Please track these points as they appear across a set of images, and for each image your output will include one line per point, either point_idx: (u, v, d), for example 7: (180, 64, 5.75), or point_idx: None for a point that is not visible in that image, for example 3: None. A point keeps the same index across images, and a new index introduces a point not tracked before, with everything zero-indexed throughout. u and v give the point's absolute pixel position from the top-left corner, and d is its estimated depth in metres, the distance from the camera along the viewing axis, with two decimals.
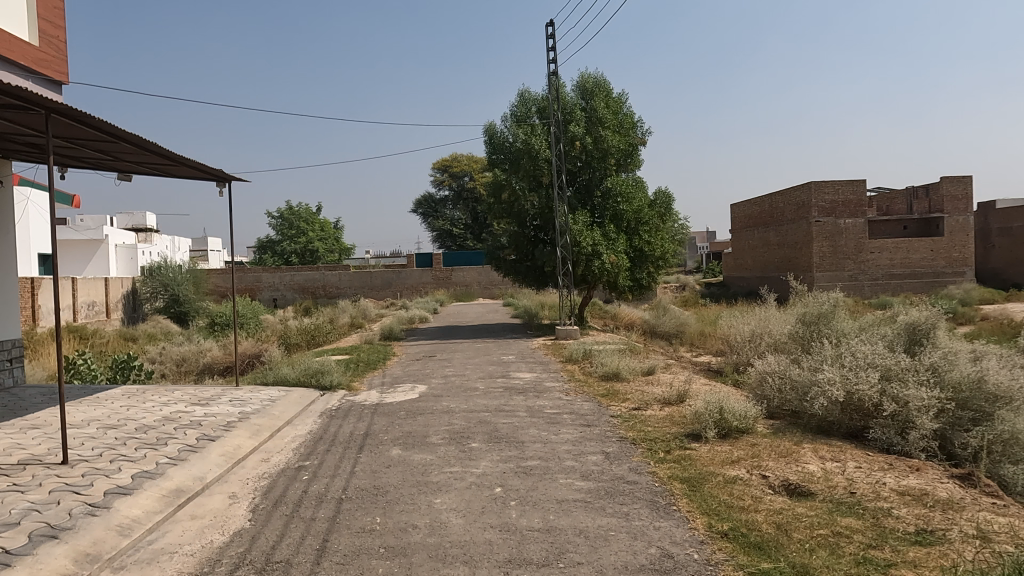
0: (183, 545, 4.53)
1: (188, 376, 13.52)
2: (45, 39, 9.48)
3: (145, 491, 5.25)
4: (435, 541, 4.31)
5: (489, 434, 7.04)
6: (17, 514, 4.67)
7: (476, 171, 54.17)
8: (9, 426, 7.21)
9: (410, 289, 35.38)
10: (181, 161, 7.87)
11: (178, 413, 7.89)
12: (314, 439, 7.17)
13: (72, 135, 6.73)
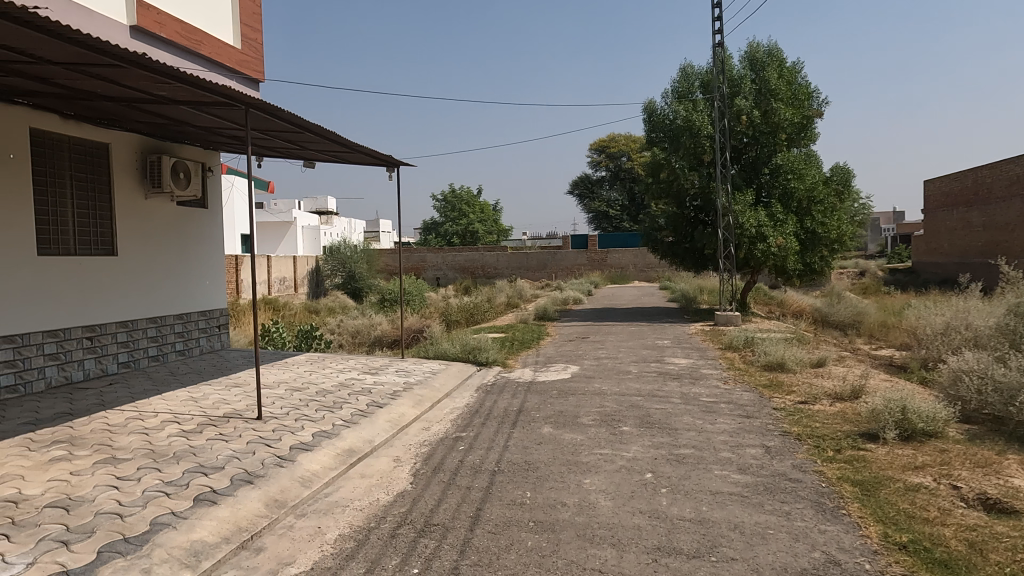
0: (353, 500, 4.97)
1: (362, 347, 14.70)
2: (246, 43, 10.66)
3: (322, 448, 5.82)
4: (582, 521, 4.33)
5: (640, 419, 6.93)
6: (222, 459, 5.41)
7: (633, 151, 53.19)
8: (217, 383, 8.34)
9: (565, 271, 35.59)
10: (355, 148, 8.50)
11: (351, 380, 8.64)
12: (470, 413, 7.50)
13: (267, 127, 7.53)
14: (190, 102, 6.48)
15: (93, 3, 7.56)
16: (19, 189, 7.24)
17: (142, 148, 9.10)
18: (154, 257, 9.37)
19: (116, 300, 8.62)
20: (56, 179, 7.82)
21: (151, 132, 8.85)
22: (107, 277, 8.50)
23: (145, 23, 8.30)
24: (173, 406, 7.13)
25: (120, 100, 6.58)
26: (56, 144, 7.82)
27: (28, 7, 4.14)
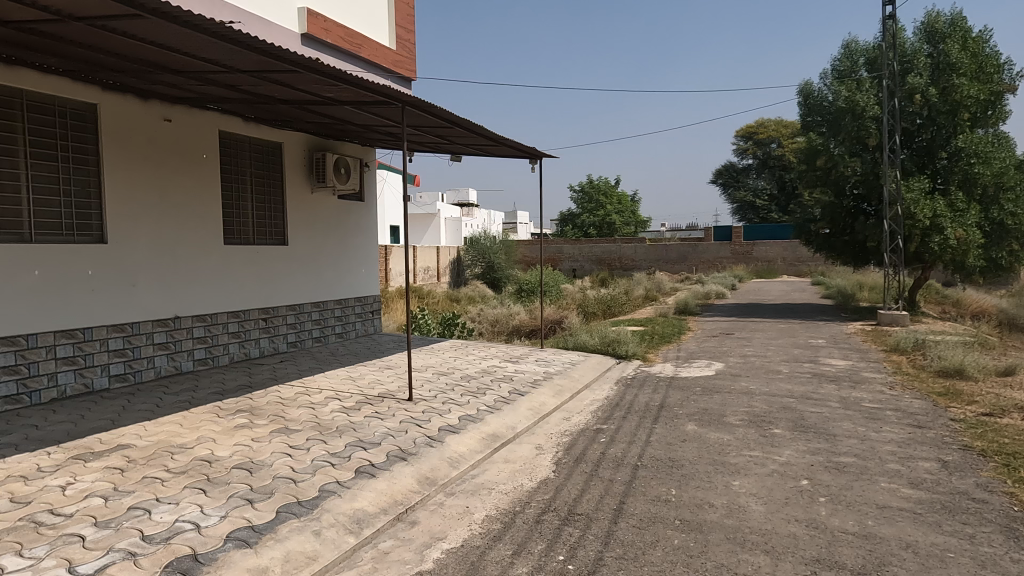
0: (499, 483, 5.13)
1: (501, 335, 15.08)
2: (400, 43, 11.23)
3: (469, 432, 6.06)
4: (732, 524, 4.17)
5: (793, 422, 6.52)
6: (379, 436, 5.80)
7: (784, 137, 49.96)
8: (371, 364, 8.94)
9: (707, 264, 34.19)
10: (501, 141, 8.70)
11: (493, 368, 8.90)
12: (611, 405, 7.46)
13: (420, 123, 7.91)
14: (352, 101, 6.96)
15: (271, 15, 8.33)
16: (210, 185, 8.18)
17: (310, 146, 9.91)
18: (318, 247, 10.19)
19: (286, 285, 9.50)
20: (238, 176, 8.74)
21: (317, 131, 9.62)
22: (280, 263, 9.38)
23: (314, 30, 9.01)
24: (335, 383, 7.75)
25: (293, 102, 7.21)
26: (239, 145, 8.75)
27: (222, 21, 4.64)
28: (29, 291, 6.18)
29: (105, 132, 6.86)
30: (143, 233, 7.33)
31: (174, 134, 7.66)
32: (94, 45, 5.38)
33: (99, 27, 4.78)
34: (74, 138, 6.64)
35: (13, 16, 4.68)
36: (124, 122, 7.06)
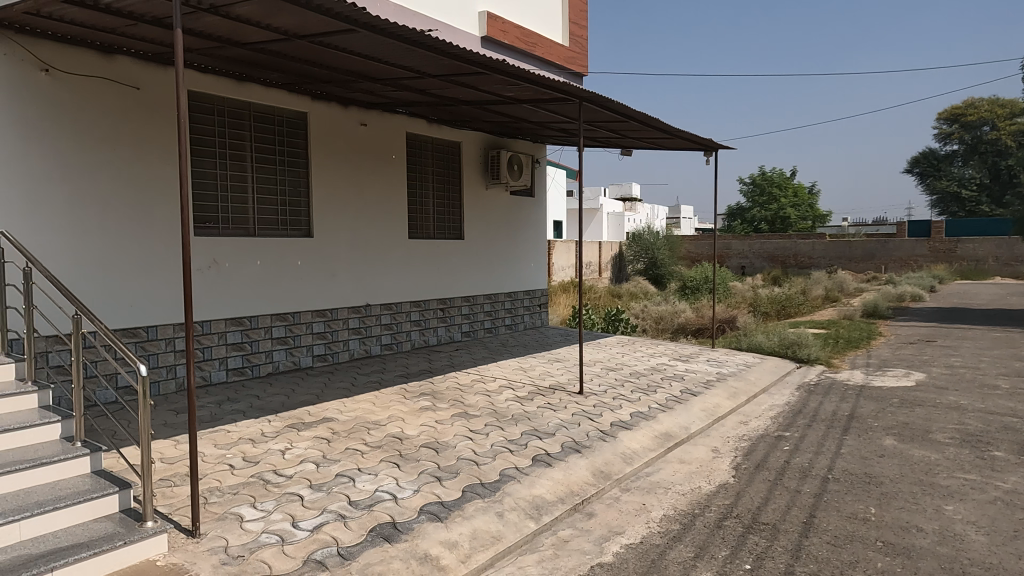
0: (675, 483, 5.03)
1: (666, 333, 14.71)
2: (573, 40, 11.32)
3: (642, 429, 6.00)
4: (947, 553, 3.74)
5: (1019, 445, 5.70)
6: (553, 426, 5.93)
7: (999, 118, 43.59)
8: (541, 356, 9.16)
9: (898, 263, 30.81)
10: (676, 133, 8.48)
11: (663, 366, 8.73)
12: (792, 412, 7.00)
13: (594, 118, 7.93)
14: (531, 100, 7.15)
15: (454, 21, 8.80)
16: (397, 183, 8.82)
17: (485, 145, 10.33)
18: (491, 241, 10.59)
19: (462, 277, 9.99)
20: (422, 175, 9.34)
21: (493, 130, 10.01)
22: (456, 256, 9.88)
23: (493, 33, 9.37)
24: (507, 373, 8.04)
25: (475, 103, 7.55)
26: (422, 145, 9.35)
27: (421, 29, 4.98)
28: (252, 278, 7.08)
29: (313, 137, 7.66)
30: (342, 228, 8.08)
31: (368, 137, 8.35)
32: (310, 59, 6.01)
33: (317, 43, 5.36)
34: (288, 143, 7.49)
35: (251, 38, 5.39)
36: (328, 128, 7.83)
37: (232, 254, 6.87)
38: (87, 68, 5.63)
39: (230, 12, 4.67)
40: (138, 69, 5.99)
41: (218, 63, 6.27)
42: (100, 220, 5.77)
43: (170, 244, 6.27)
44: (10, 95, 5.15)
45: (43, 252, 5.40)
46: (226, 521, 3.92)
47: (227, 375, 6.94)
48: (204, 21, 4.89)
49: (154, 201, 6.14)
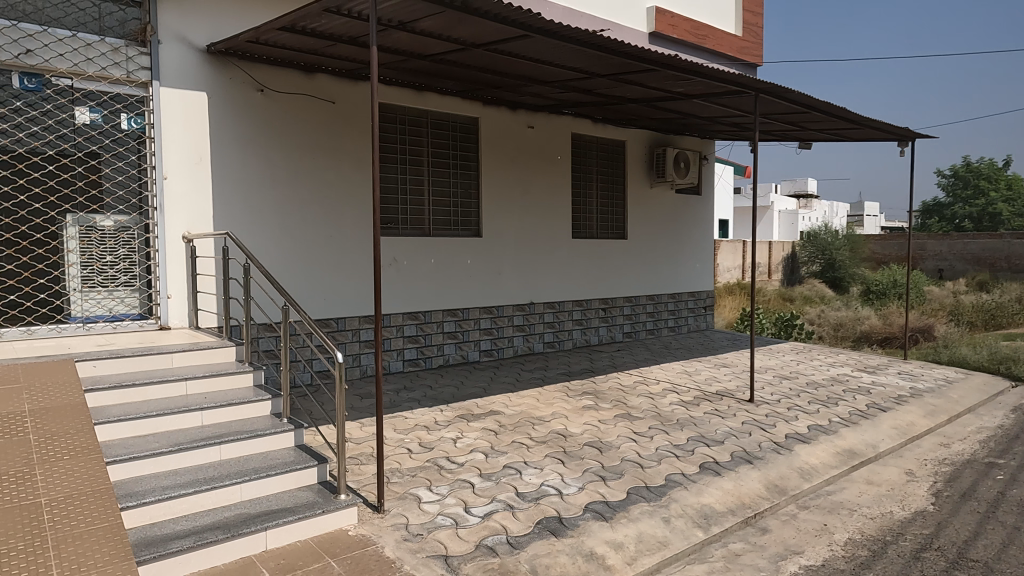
0: (861, 506, 4.61)
1: (846, 341, 13.49)
2: (748, 29, 10.73)
3: (822, 444, 5.56)
4: None
5: None
6: (721, 434, 5.68)
7: None
8: (706, 361, 8.82)
9: None
10: (866, 123, 7.74)
11: (845, 377, 8.02)
12: (1007, 437, 6.11)
13: (771, 111, 7.47)
14: (702, 94, 6.91)
15: (622, 19, 8.73)
16: (562, 183, 8.94)
17: (650, 142, 10.14)
18: (655, 241, 10.37)
19: (624, 277, 9.89)
20: (586, 174, 9.38)
21: (659, 127, 9.80)
22: (619, 256, 9.80)
23: (661, 28, 9.16)
24: (671, 376, 7.84)
25: (642, 101, 7.44)
26: (587, 145, 9.39)
27: (593, 30, 5.01)
28: (427, 275, 7.55)
29: (483, 141, 8.00)
30: (509, 228, 8.35)
31: (535, 138, 8.55)
32: (484, 66, 6.29)
33: (493, 50, 5.60)
34: (461, 148, 7.88)
35: (432, 51, 5.75)
36: (498, 132, 8.14)
37: (409, 253, 7.37)
38: (293, 87, 6.34)
39: (416, 27, 5.02)
40: (334, 85, 6.63)
41: (401, 76, 6.77)
42: (301, 221, 6.46)
43: (358, 243, 6.87)
44: (236, 114, 5.98)
45: (257, 250, 6.17)
46: (406, 501, 4.23)
47: (403, 365, 7.48)
48: (392, 38, 5.31)
49: (345, 204, 6.75)
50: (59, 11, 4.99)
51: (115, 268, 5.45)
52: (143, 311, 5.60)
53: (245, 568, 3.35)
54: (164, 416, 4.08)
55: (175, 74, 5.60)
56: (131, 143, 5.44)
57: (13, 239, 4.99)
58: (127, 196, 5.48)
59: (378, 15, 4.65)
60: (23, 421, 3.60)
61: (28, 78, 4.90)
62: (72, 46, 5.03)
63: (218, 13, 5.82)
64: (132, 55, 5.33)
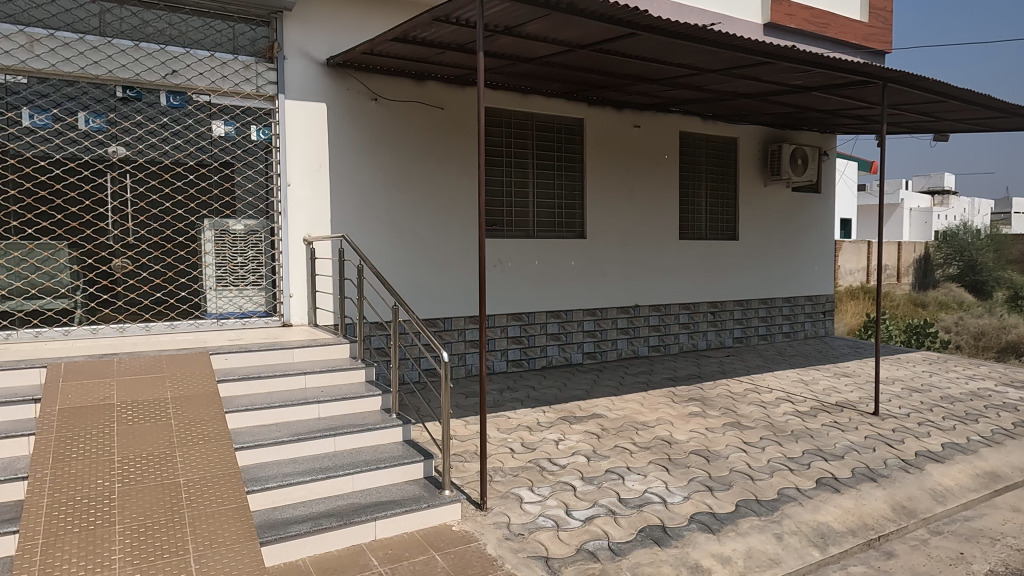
0: (1006, 535, 4.16)
1: (988, 352, 12.23)
2: (875, 14, 9.99)
3: (958, 464, 5.07)
4: None
5: None
6: (841, 449, 5.32)
7: None
8: (825, 369, 8.29)
9: None
10: (1015, 111, 6.99)
11: (987, 391, 7.27)
12: None
13: (901, 101, 6.92)
14: (822, 86, 6.51)
15: (734, 11, 8.39)
16: (670, 182, 8.71)
17: (764, 138, 9.68)
18: (769, 242, 9.88)
19: (735, 280, 9.50)
20: (695, 173, 9.10)
21: (775, 123, 9.33)
22: (730, 257, 9.42)
23: (778, 18, 8.72)
24: (785, 385, 7.43)
25: (756, 95, 7.11)
26: (696, 143, 9.10)
27: (704, 25, 4.85)
28: (531, 276, 7.60)
29: (589, 142, 7.95)
30: (614, 229, 8.24)
31: (641, 138, 8.40)
32: (590, 66, 6.25)
33: (598, 50, 5.56)
34: (566, 149, 7.87)
35: (538, 54, 5.79)
36: (603, 132, 8.06)
37: (514, 254, 7.45)
38: (405, 95, 6.59)
39: (522, 32, 5.08)
40: (443, 91, 6.83)
41: (508, 80, 6.86)
42: (411, 224, 6.69)
43: (464, 245, 7.03)
44: (353, 122, 6.30)
45: (370, 252, 6.46)
46: (508, 500, 4.28)
47: (507, 365, 7.58)
48: (499, 43, 5.39)
49: (453, 207, 6.93)
50: (200, 34, 5.52)
51: (245, 269, 5.91)
52: (268, 309, 6.02)
53: (355, 555, 3.52)
54: (285, 408, 4.36)
55: (299, 87, 5.97)
56: (259, 153, 5.90)
57: (160, 241, 5.55)
58: (256, 202, 5.93)
59: (485, 22, 4.75)
60: (167, 406, 3.97)
61: (173, 95, 5.45)
62: (211, 65, 5.53)
63: (338, 27, 6.14)
64: (261, 71, 5.77)
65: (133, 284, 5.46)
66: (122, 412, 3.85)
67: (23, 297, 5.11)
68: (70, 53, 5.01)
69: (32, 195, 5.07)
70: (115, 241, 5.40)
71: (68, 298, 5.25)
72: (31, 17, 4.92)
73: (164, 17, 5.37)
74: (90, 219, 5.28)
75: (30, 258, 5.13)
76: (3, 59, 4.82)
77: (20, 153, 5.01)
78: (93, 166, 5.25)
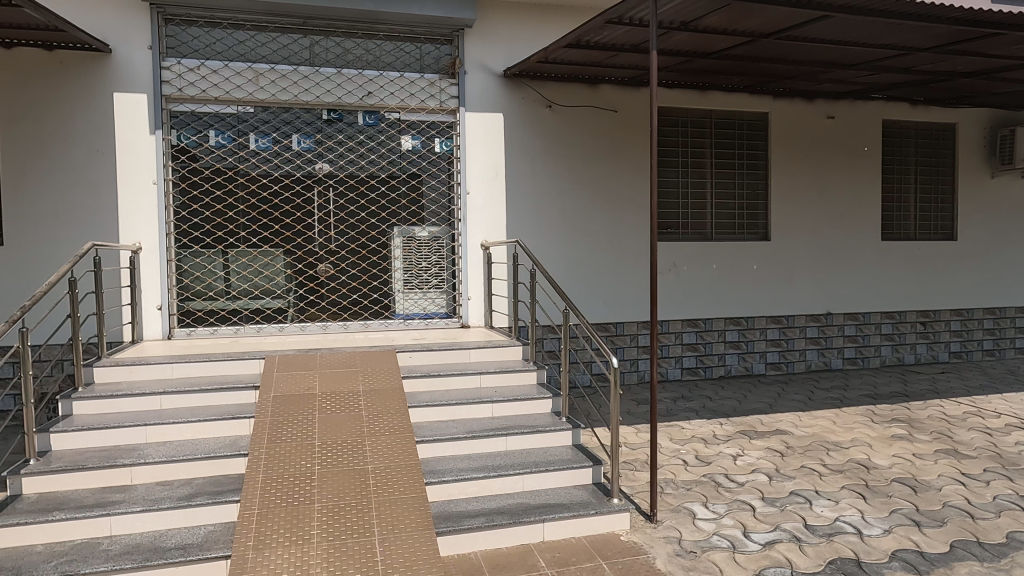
0: None
1: None
2: None
3: None
4: None
5: None
6: None
7: None
8: None
9: None
10: None
11: None
12: None
13: None
14: None
15: None
16: (871, 177, 7.84)
17: (992, 122, 8.37)
18: (998, 242, 8.50)
19: (953, 286, 8.30)
20: (902, 166, 8.11)
21: (1006, 103, 8.01)
22: (946, 260, 8.25)
23: None
24: (1019, 409, 6.33)
25: (981, 72, 6.16)
26: (904, 132, 8.10)
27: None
28: (709, 281, 7.26)
29: (774, 137, 7.42)
30: (804, 230, 7.59)
31: (836, 130, 7.66)
32: (775, 56, 5.82)
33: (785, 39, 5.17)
34: (748, 146, 7.42)
35: (717, 47, 5.51)
36: (791, 126, 7.47)
37: (691, 258, 7.16)
38: (579, 100, 6.62)
39: (699, 26, 4.88)
40: (617, 93, 6.78)
41: (684, 77, 6.64)
42: (583, 229, 6.70)
43: (638, 249, 6.90)
44: (529, 131, 6.46)
45: (543, 257, 6.59)
46: (681, 514, 4.10)
47: (681, 373, 7.32)
48: (674, 39, 5.22)
49: (626, 210, 6.84)
50: (392, 56, 6.04)
51: (429, 272, 6.31)
52: (449, 310, 6.37)
53: (524, 554, 3.59)
54: (461, 405, 4.58)
55: (478, 99, 6.26)
56: (443, 163, 6.28)
57: (357, 247, 6.10)
58: (440, 210, 6.30)
59: (659, 20, 4.64)
60: (359, 399, 4.35)
61: (368, 115, 6.01)
62: (401, 84, 6.02)
63: (514, 39, 6.33)
64: (444, 86, 6.15)
65: (335, 286, 6.07)
66: (323, 401, 4.28)
67: (248, 298, 5.89)
68: (287, 83, 5.73)
69: (256, 208, 5.83)
70: (321, 248, 6.01)
71: (282, 298, 5.97)
72: (257, 54, 5.70)
73: (362, 45, 5.95)
74: (300, 229, 5.95)
75: (254, 263, 5.87)
76: (236, 92, 5.63)
77: (248, 172, 5.78)
78: (303, 181, 5.92)
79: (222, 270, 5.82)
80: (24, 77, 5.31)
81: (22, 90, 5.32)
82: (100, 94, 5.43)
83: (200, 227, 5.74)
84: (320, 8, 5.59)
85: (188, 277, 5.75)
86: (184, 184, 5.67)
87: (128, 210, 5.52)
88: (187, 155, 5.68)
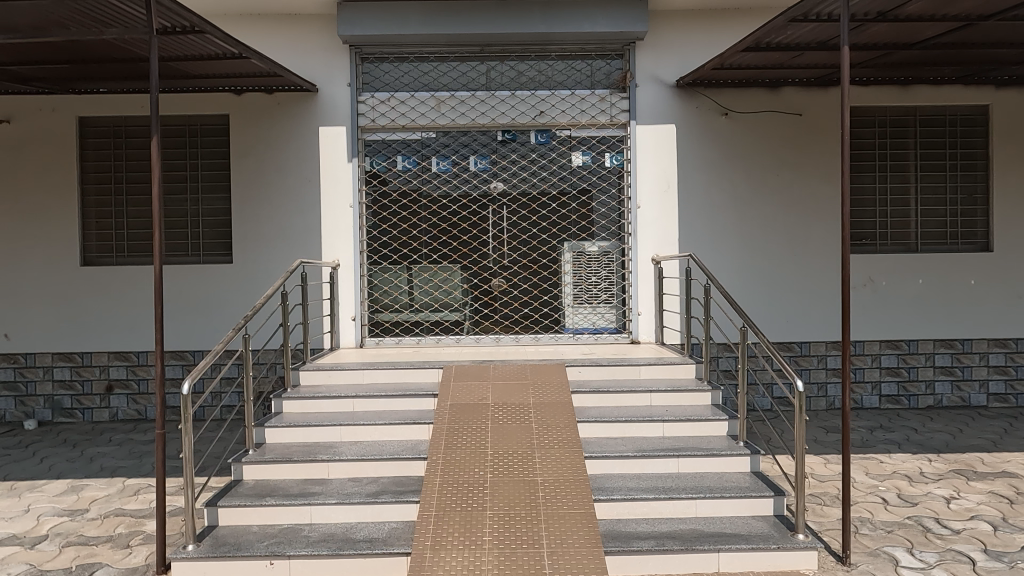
0: None
1: None
2: None
3: None
4: None
5: None
6: None
7: None
8: None
9: None
10: None
11: None
12: None
13: None
14: None
15: None
16: None
17: None
18: None
19: None
20: None
21: None
22: None
23: None
24: None
25: None
26: None
27: None
28: (914, 298, 6.45)
29: (997, 133, 6.45)
30: None
31: None
32: (997, 39, 5.07)
33: (1012, 18, 4.48)
34: (963, 145, 6.52)
35: (923, 36, 4.93)
36: (1021, 119, 6.45)
37: (891, 272, 6.43)
38: (759, 105, 6.27)
39: (900, 15, 4.40)
40: (802, 96, 6.31)
41: (881, 73, 6.02)
42: (764, 242, 6.30)
43: (826, 261, 6.33)
44: (704, 140, 6.23)
45: (718, 271, 6.29)
46: (879, 559, 3.67)
47: (880, 401, 6.56)
48: (870, 32, 4.75)
49: (813, 220, 6.32)
50: (564, 75, 6.14)
51: (599, 287, 6.31)
52: (618, 325, 6.30)
53: None
54: (631, 423, 4.50)
55: (649, 111, 6.18)
56: (613, 178, 6.24)
57: (528, 262, 6.25)
58: (610, 224, 6.27)
59: (852, 12, 4.25)
60: (529, 411, 4.45)
61: (540, 133, 6.17)
62: (572, 101, 6.11)
63: (688, 47, 6.16)
64: (615, 101, 6.14)
65: (507, 300, 6.28)
66: (494, 411, 4.44)
67: (429, 310, 6.28)
68: (465, 108, 6.08)
69: (437, 226, 6.22)
70: (495, 263, 6.24)
71: (459, 312, 6.29)
72: (439, 83, 6.11)
73: (534, 66, 6.12)
74: (476, 246, 6.24)
75: (434, 278, 6.25)
76: (421, 119, 6.08)
77: (430, 194, 6.19)
78: (479, 200, 6.20)
79: (406, 284, 6.25)
80: (249, 117, 6.17)
81: (247, 128, 6.17)
82: (308, 128, 6.14)
83: (388, 245, 6.24)
84: (495, 35, 5.86)
85: (378, 291, 6.26)
86: (375, 206, 6.21)
87: (329, 231, 6.16)
88: (378, 179, 6.22)
